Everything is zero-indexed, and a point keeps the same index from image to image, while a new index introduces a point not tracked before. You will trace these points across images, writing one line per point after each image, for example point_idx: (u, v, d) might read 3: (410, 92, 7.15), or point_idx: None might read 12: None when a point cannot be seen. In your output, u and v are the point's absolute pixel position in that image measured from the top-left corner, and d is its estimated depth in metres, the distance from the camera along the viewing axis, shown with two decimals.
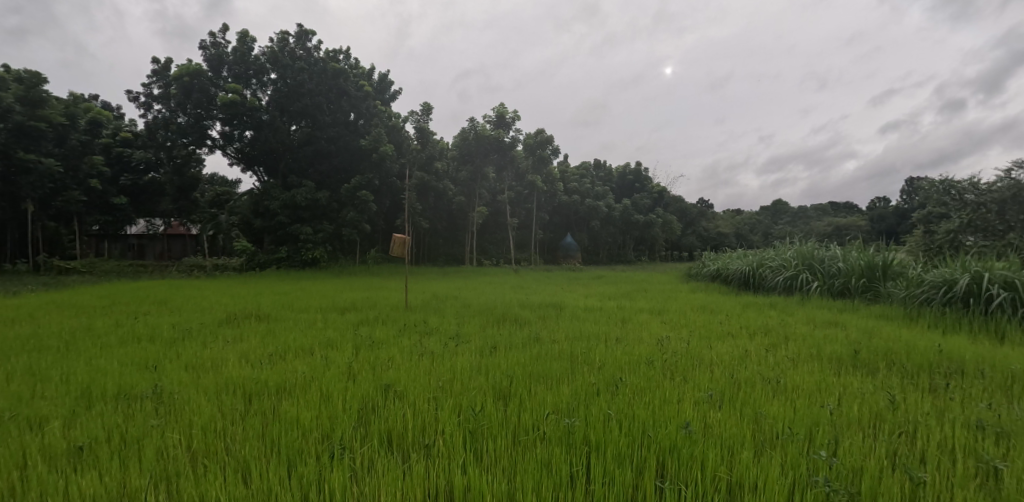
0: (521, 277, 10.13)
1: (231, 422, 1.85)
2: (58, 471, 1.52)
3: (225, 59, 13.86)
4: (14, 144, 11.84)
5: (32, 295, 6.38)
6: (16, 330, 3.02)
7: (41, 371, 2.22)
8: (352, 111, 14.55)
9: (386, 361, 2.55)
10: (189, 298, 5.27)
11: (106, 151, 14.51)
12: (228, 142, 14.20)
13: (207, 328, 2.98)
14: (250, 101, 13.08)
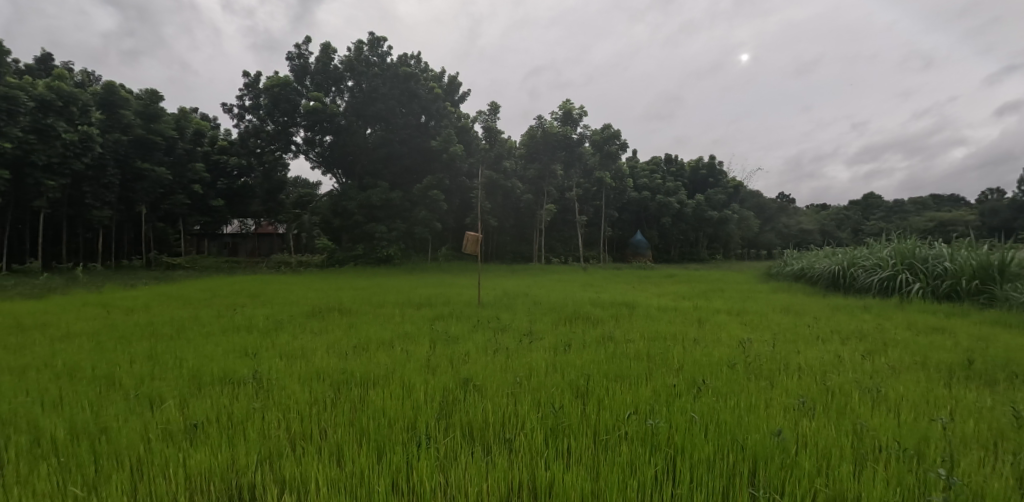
0: (589, 274, 10.02)
1: (322, 408, 1.93)
2: (177, 444, 1.65)
3: (308, 69, 14.91)
4: (133, 155, 13.58)
5: (151, 288, 7.09)
6: (137, 318, 3.37)
7: (159, 355, 2.44)
8: (423, 113, 14.86)
9: (462, 355, 2.57)
10: (279, 291, 5.65)
11: (206, 158, 15.98)
12: (310, 147, 15.22)
13: (295, 320, 3.15)
14: (329, 108, 13.90)
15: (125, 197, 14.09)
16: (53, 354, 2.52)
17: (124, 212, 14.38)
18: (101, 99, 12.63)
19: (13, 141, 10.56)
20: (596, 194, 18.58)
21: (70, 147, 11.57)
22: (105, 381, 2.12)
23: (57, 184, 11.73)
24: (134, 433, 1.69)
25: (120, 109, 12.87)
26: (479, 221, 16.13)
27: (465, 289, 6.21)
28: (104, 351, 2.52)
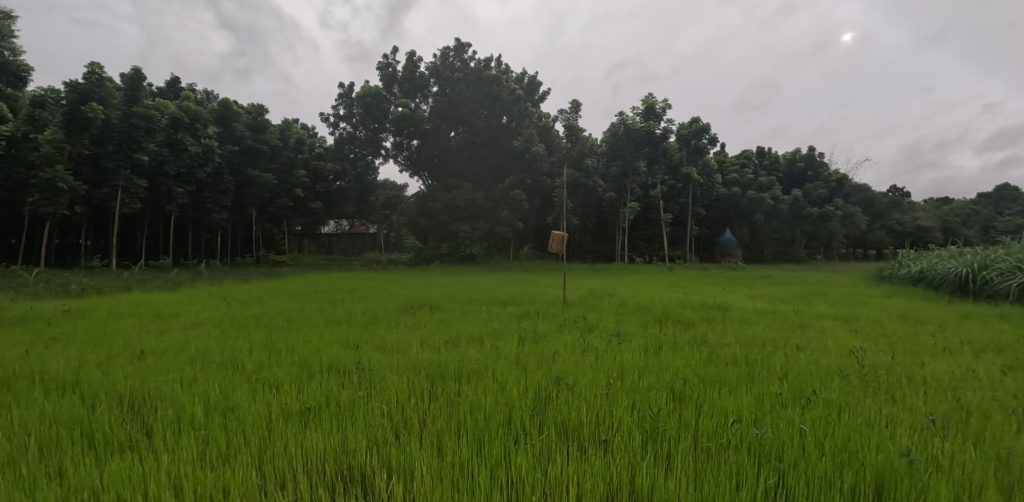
0: (674, 274, 9.69)
1: (421, 400, 1.99)
2: (292, 428, 1.77)
3: (396, 77, 15.80)
4: (245, 164, 15.22)
5: (274, 281, 7.82)
6: (252, 310, 3.71)
7: (275, 343, 2.65)
8: (504, 115, 15.24)
9: (552, 354, 2.53)
10: (374, 288, 5.98)
11: (306, 165, 17.24)
12: (399, 151, 16.20)
13: (390, 315, 3.30)
14: (416, 114, 14.52)
15: (239, 201, 15.68)
16: (188, 339, 2.84)
17: (238, 215, 16.02)
18: (216, 113, 14.57)
19: (151, 154, 12.21)
20: (680, 191, 18.43)
21: (193, 158, 13.13)
22: (231, 365, 2.34)
23: (185, 191, 13.34)
24: (256, 415, 1.85)
25: (232, 122, 14.75)
26: (560, 220, 16.17)
27: (552, 288, 6.24)
28: (228, 338, 2.80)
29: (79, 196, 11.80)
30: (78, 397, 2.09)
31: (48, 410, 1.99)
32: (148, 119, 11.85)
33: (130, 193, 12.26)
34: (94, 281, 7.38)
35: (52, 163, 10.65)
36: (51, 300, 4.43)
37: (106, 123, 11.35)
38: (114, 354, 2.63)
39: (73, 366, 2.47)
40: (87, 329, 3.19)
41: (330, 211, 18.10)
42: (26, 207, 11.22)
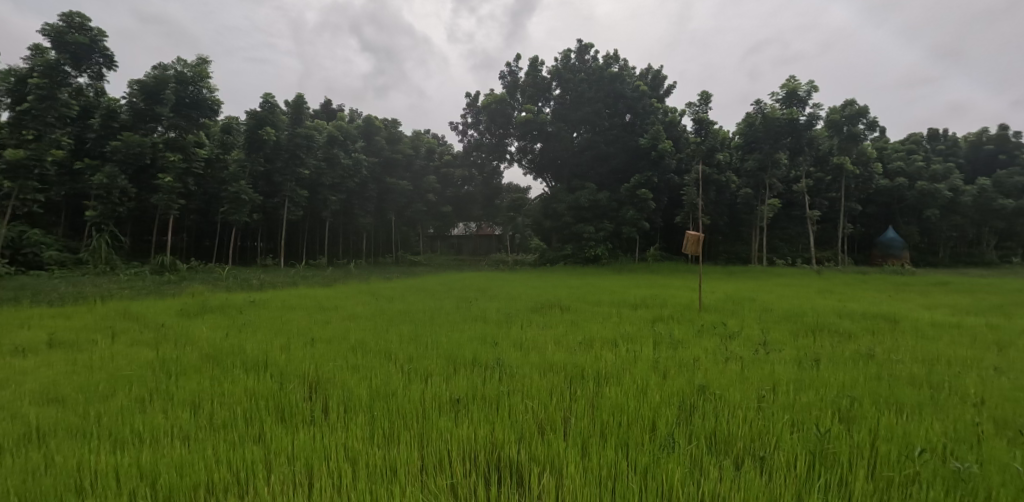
0: (830, 278, 8.71)
1: (562, 399, 2.01)
2: (445, 420, 1.90)
3: (518, 83, 16.43)
4: (384, 173, 17.14)
5: (408, 280, 8.24)
6: (399, 305, 4.12)
7: (423, 337, 2.89)
8: (628, 112, 15.14)
9: (691, 361, 2.40)
10: (505, 287, 6.26)
11: (438, 173, 19.49)
12: (524, 155, 16.86)
13: (522, 313, 3.42)
14: (540, 116, 14.98)
15: (381, 207, 17.50)
16: (349, 329, 3.24)
17: (380, 221, 17.63)
18: (363, 129, 16.70)
19: (312, 168, 14.16)
20: (830, 186, 16.58)
21: (345, 170, 15.09)
22: (385, 357, 2.63)
23: (338, 199, 15.22)
24: (412, 406, 2.05)
25: (374, 136, 16.76)
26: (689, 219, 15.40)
27: (692, 291, 6.00)
28: (381, 331, 3.14)
29: (256, 207, 13.85)
30: (273, 380, 2.53)
31: (254, 391, 2.44)
32: (308, 138, 13.75)
33: (295, 202, 14.09)
34: (274, 277, 8.42)
35: (236, 179, 12.74)
36: (241, 292, 5.31)
37: (275, 143, 13.36)
38: (294, 341, 3.12)
39: (267, 350, 2.98)
40: (270, 316, 3.82)
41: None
42: (218, 216, 13.44)
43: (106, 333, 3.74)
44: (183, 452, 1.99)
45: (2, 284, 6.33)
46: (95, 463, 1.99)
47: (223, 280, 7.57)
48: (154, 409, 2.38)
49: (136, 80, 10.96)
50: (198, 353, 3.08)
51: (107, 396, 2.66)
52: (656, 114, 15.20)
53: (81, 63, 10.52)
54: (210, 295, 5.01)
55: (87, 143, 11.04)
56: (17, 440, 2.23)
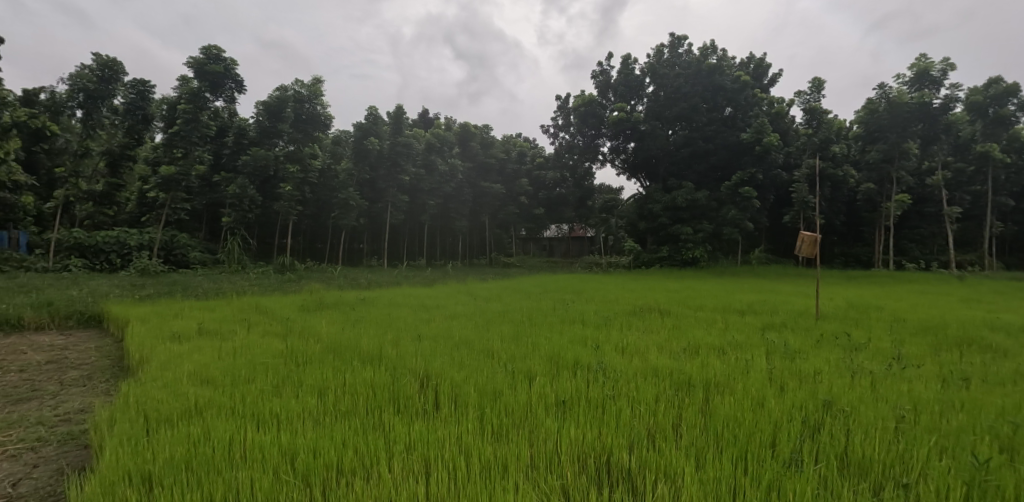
0: (974, 285, 7.73)
1: (670, 404, 1.98)
2: (552, 422, 1.95)
3: (610, 82, 16.19)
4: (478, 177, 18.16)
5: (510, 280, 8.73)
6: (497, 305, 4.29)
7: (526, 340, 2.99)
8: (729, 105, 14.54)
9: (812, 374, 2.25)
10: (600, 289, 6.28)
11: (529, 175, 20.13)
12: (616, 155, 16.44)
13: (621, 317, 3.42)
14: (634, 116, 14.69)
15: (475, 210, 18.65)
16: (454, 328, 3.44)
17: (475, 222, 19.24)
18: (459, 135, 17.85)
19: (411, 175, 15.26)
20: (972, 177, 14.20)
21: (443, 176, 16.23)
22: (490, 359, 2.77)
23: (435, 203, 16.59)
24: (518, 408, 2.13)
25: (470, 141, 17.78)
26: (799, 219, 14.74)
27: (804, 296, 5.61)
28: (483, 333, 3.31)
29: (363, 211, 15.18)
30: (389, 374, 2.76)
31: (372, 383, 2.69)
32: (409, 146, 14.95)
33: (397, 207, 15.33)
34: (379, 277, 9.08)
35: (344, 187, 14.18)
36: (352, 290, 5.78)
37: (379, 152, 14.87)
38: (403, 338, 3.37)
39: (380, 346, 3.26)
40: (379, 312, 4.16)
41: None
42: (331, 221, 14.81)
43: (244, 324, 4.30)
44: (315, 434, 2.24)
45: (161, 280, 7.41)
46: (244, 439, 2.30)
47: (337, 280, 8.11)
48: (288, 394, 2.70)
49: (258, 101, 12.36)
50: (322, 344, 3.45)
51: (248, 379, 3.05)
52: (759, 105, 14.45)
53: (217, 89, 11.81)
54: (325, 292, 5.50)
55: (223, 159, 12.57)
56: (181, 414, 2.64)
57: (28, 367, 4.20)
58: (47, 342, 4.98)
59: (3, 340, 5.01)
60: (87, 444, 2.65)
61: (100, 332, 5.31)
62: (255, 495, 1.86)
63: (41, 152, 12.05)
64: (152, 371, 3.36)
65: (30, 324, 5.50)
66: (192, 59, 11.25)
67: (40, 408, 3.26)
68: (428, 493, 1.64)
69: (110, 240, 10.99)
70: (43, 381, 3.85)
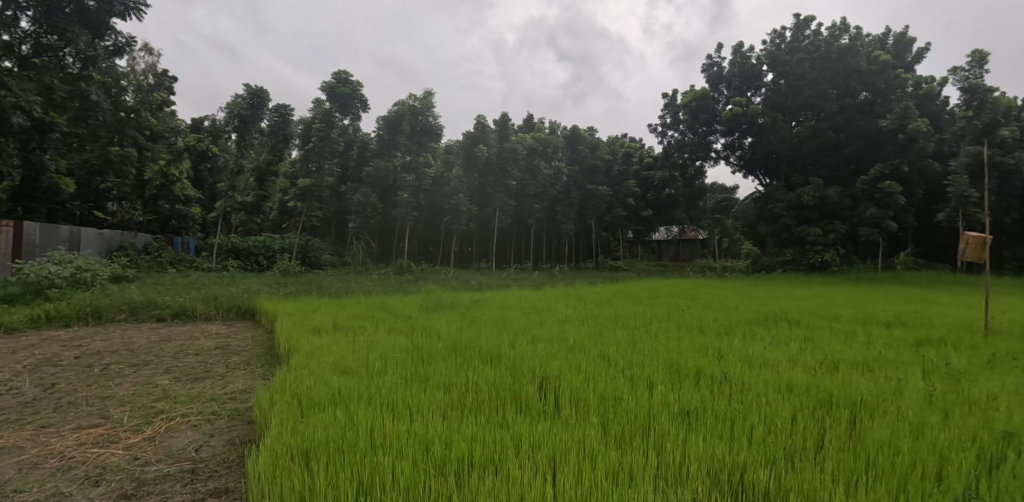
0: None
1: (807, 425, 1.90)
2: (678, 433, 1.96)
3: (722, 74, 15.48)
4: (585, 180, 18.47)
5: (617, 285, 8.74)
6: (608, 310, 4.37)
7: (644, 352, 3.01)
8: (864, 89, 13.19)
9: (984, 400, 2.00)
10: (716, 298, 6.07)
11: (637, 175, 19.83)
12: (731, 151, 15.87)
13: (745, 330, 3.31)
14: (749, 109, 13.99)
15: (583, 213, 19.04)
16: (569, 335, 3.55)
17: (581, 225, 19.59)
18: (568, 139, 18.17)
19: (517, 179, 16.29)
20: None
21: (547, 179, 16.93)
22: (608, 369, 2.84)
23: (541, 207, 17.22)
24: (642, 418, 2.17)
25: (578, 145, 18.15)
26: (956, 217, 12.67)
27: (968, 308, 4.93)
28: (596, 342, 3.40)
29: (474, 216, 16.34)
30: (510, 377, 2.93)
31: (495, 384, 2.87)
32: (513, 152, 16.06)
33: (504, 211, 16.51)
34: (489, 279, 9.58)
35: (455, 193, 15.35)
36: (465, 291, 6.13)
37: (488, 159, 15.96)
38: (519, 341, 3.57)
39: (499, 348, 3.47)
40: (492, 313, 4.42)
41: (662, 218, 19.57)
42: (444, 226, 15.82)
43: (374, 321, 4.80)
44: (446, 428, 2.44)
45: (300, 280, 8.32)
46: (383, 426, 2.57)
47: (448, 281, 8.75)
48: (421, 389, 2.97)
49: (380, 117, 13.69)
50: (447, 344, 3.75)
51: (381, 371, 3.41)
52: (903, 87, 12.97)
53: (346, 108, 13.02)
54: (440, 293, 5.88)
55: (349, 170, 13.83)
56: (327, 400, 3.01)
57: (201, 352, 5.01)
58: (215, 331, 5.92)
59: (181, 327, 6.05)
60: (250, 420, 3.12)
61: (252, 324, 6.18)
62: (398, 479, 2.08)
63: (205, 170, 14.20)
64: (304, 359, 3.88)
65: (201, 316, 6.56)
66: (326, 82, 12.58)
67: (213, 386, 3.89)
68: (559, 493, 1.72)
69: (257, 245, 12.89)
70: (214, 364, 4.57)
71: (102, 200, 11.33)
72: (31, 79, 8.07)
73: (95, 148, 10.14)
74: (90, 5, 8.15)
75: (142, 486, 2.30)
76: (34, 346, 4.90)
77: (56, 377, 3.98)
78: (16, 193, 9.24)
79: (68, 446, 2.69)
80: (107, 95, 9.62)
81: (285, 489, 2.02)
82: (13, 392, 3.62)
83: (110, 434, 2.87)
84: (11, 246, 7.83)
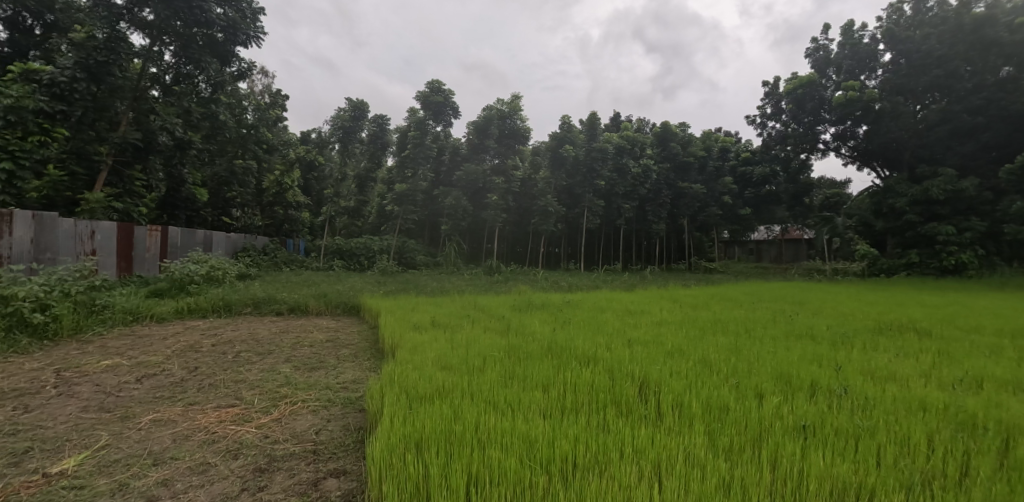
0: None
1: (945, 448, 1.83)
2: (796, 446, 1.94)
3: (830, 59, 14.62)
4: (676, 178, 17.93)
5: (713, 288, 8.45)
6: (704, 316, 4.34)
7: (749, 364, 2.99)
8: (1007, 63, 11.50)
9: None
10: (822, 303, 5.75)
11: (733, 171, 18.43)
12: (842, 142, 14.99)
13: (861, 347, 3.18)
14: (867, 94, 12.72)
15: (674, 213, 18.46)
16: (667, 343, 3.58)
17: (672, 225, 19.03)
18: (659, 136, 17.89)
19: (606, 179, 16.15)
20: None
21: (636, 179, 16.61)
22: (712, 378, 2.83)
23: (631, 207, 16.89)
24: (754, 429, 2.14)
25: (670, 144, 17.82)
26: None
27: None
28: (696, 350, 3.39)
29: (562, 217, 16.61)
30: (609, 380, 3.00)
31: (594, 386, 2.95)
32: (602, 151, 16.01)
33: (592, 211, 16.46)
34: (578, 280, 9.58)
35: (543, 194, 15.66)
36: (554, 292, 6.27)
37: (576, 159, 16.02)
38: (616, 346, 3.64)
39: (595, 352, 3.58)
40: (585, 317, 4.53)
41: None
42: (533, 227, 16.24)
43: (469, 318, 5.08)
44: (547, 428, 2.51)
45: (397, 280, 8.79)
46: (485, 421, 2.70)
47: (538, 281, 9.01)
48: (519, 387, 3.09)
49: (472, 122, 15.18)
50: (542, 344, 3.90)
51: (480, 368, 3.60)
52: None
53: (439, 115, 14.02)
54: (531, 293, 6.08)
55: (441, 174, 15.12)
56: (432, 392, 3.22)
57: (315, 343, 5.57)
58: (325, 325, 6.56)
59: (297, 321, 6.78)
60: (360, 408, 3.44)
61: (357, 320, 6.76)
62: (504, 474, 2.17)
63: (313, 179, 15.70)
64: (407, 353, 4.20)
65: (313, 311, 7.28)
66: (420, 93, 13.75)
67: (327, 375, 4.32)
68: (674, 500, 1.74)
69: (360, 246, 14.08)
70: (327, 355, 5.07)
71: (229, 207, 12.69)
72: (174, 105, 9.60)
73: (222, 163, 11.54)
74: (218, 37, 9.22)
75: (273, 461, 2.63)
76: (179, 333, 5.69)
77: (198, 361, 4.59)
78: (162, 202, 10.57)
79: (212, 421, 3.13)
80: (233, 114, 11.20)
81: (404, 474, 2.21)
82: (165, 372, 4.20)
83: (245, 414, 3.30)
84: (159, 248, 9.02)
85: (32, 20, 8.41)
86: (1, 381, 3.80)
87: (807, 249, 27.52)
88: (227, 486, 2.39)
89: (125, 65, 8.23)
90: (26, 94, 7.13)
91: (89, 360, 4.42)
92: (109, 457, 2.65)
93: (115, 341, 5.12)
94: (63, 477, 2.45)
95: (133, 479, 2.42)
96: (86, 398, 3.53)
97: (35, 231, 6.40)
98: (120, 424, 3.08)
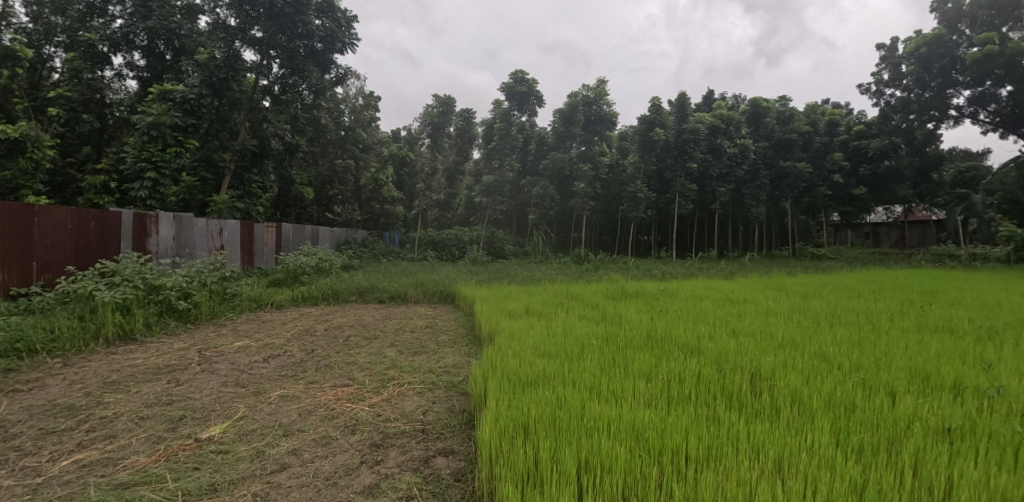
0: None
1: None
2: (948, 456, 1.95)
3: (964, 11, 12.68)
4: (777, 157, 16.61)
5: (824, 275, 7.89)
6: (815, 307, 4.26)
7: (876, 361, 2.91)
8: None
9: None
10: (952, 292, 5.27)
11: (845, 146, 16.65)
12: (982, 106, 13.07)
13: (1001, 348, 3.04)
14: (1009, 47, 11.26)
15: (774, 195, 17.19)
16: (777, 336, 3.52)
17: (773, 208, 17.71)
18: (751, 113, 16.79)
19: (699, 161, 15.43)
20: None
21: (732, 158, 15.33)
22: (833, 372, 2.81)
23: (727, 190, 15.95)
24: (890, 429, 2.17)
25: (763, 118, 16.64)
26: None
27: None
28: (812, 343, 3.34)
29: (652, 203, 16.21)
30: (717, 370, 2.99)
31: (702, 377, 2.94)
32: (694, 133, 15.27)
33: (685, 196, 15.89)
34: (673, 268, 9.28)
35: (632, 180, 15.40)
36: (649, 280, 6.20)
37: (665, 142, 15.46)
38: (719, 336, 3.62)
39: (699, 341, 3.59)
40: (684, 305, 4.55)
41: (879, 196, 16.58)
42: (621, 214, 16.04)
43: (562, 306, 5.19)
44: (655, 417, 2.48)
45: (488, 270, 9.05)
46: (587, 406, 2.70)
47: (629, 269, 8.84)
48: (620, 376, 3.10)
49: (558, 110, 15.27)
50: (640, 332, 3.93)
51: (578, 355, 3.66)
52: None
53: (524, 105, 14.87)
54: (624, 282, 6.08)
55: (528, 165, 15.85)
56: (531, 377, 3.28)
57: (416, 329, 6.02)
58: (424, 312, 7.00)
59: (398, 307, 7.32)
60: (461, 392, 3.66)
61: (453, 308, 7.15)
62: (614, 463, 2.17)
63: (406, 174, 16.65)
64: (506, 337, 4.38)
65: (413, 299, 7.78)
66: (504, 84, 14.54)
67: (429, 360, 4.65)
68: (809, 499, 1.79)
69: (452, 236, 14.87)
70: (428, 340, 5.45)
71: (331, 203, 13.84)
72: (284, 112, 10.57)
73: (324, 163, 12.65)
74: (318, 47, 9.88)
75: (387, 438, 2.88)
76: (296, 319, 6.36)
77: (314, 344, 5.14)
78: (276, 201, 11.74)
79: (331, 399, 3.50)
80: (333, 118, 12.55)
81: (517, 455, 2.27)
82: (287, 353, 4.76)
83: (358, 393, 3.65)
84: (275, 243, 10.05)
85: (164, 47, 9.38)
86: (157, 358, 4.46)
87: (937, 232, 24.46)
88: (349, 457, 2.64)
89: (242, 80, 9.24)
90: (164, 112, 8.28)
91: (225, 341, 5.11)
92: (247, 427, 3.02)
93: (244, 325, 5.86)
94: (211, 442, 2.83)
95: (267, 447, 2.75)
96: (224, 375, 4.07)
97: (176, 229, 7.34)
98: (253, 398, 3.53)
